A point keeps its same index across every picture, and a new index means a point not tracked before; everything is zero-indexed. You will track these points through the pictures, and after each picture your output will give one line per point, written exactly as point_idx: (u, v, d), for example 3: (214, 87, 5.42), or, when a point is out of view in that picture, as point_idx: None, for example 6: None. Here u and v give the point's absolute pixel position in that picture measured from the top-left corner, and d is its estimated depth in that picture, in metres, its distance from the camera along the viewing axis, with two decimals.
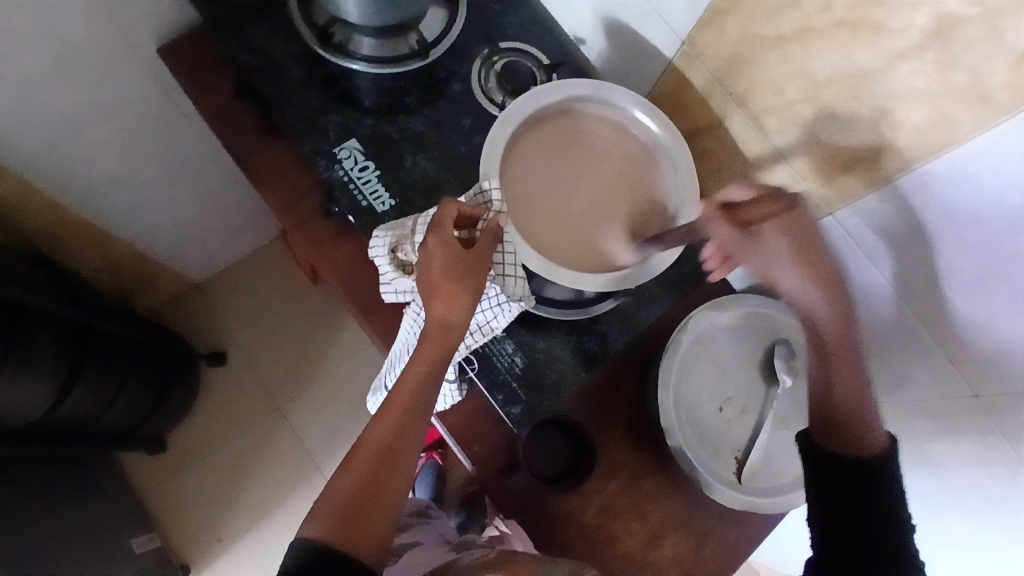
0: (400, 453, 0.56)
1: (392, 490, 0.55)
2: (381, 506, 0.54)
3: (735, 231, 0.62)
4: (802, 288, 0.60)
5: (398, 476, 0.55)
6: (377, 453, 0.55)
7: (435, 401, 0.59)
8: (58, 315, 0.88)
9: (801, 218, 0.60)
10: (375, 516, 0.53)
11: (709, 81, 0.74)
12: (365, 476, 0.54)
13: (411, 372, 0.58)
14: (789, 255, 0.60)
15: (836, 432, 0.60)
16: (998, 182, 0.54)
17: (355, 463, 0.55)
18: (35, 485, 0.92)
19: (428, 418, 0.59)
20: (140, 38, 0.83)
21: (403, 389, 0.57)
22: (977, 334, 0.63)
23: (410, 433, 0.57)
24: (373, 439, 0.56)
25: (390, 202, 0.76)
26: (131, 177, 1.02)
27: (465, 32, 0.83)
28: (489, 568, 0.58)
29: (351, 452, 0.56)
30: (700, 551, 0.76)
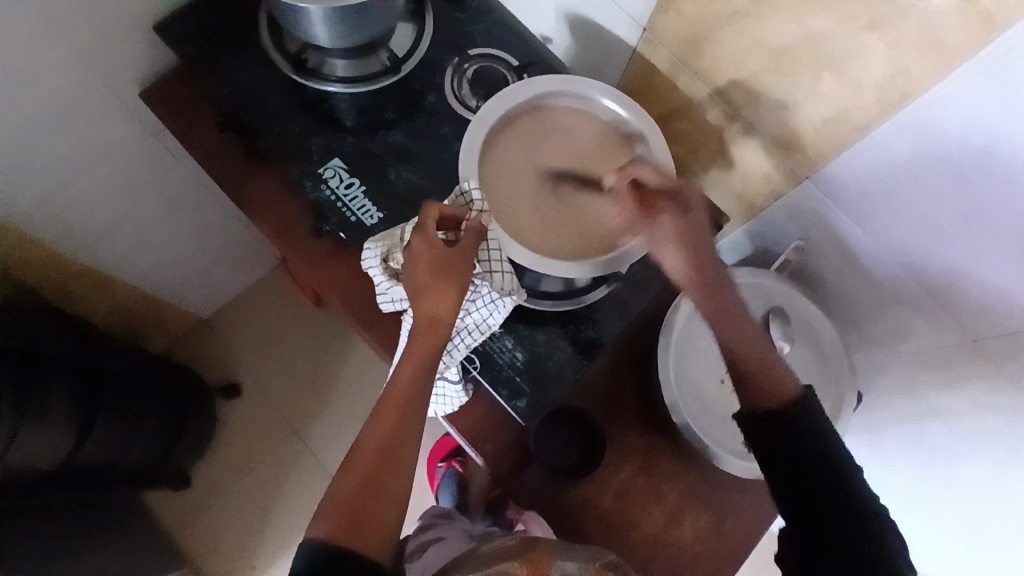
0: (400, 449, 0.57)
1: (395, 486, 0.56)
2: (385, 502, 0.55)
3: (636, 210, 0.63)
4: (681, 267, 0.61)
5: (398, 474, 0.56)
6: (378, 451, 0.56)
7: (429, 400, 0.61)
8: (70, 360, 0.91)
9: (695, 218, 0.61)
10: (379, 513, 0.54)
11: (674, 63, 0.75)
12: (367, 475, 0.55)
13: (406, 370, 0.60)
14: (676, 244, 0.61)
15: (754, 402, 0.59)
16: (962, 124, 0.55)
17: (356, 463, 0.56)
18: (62, 531, 0.94)
19: (424, 416, 0.60)
20: (121, 85, 0.86)
21: (398, 389, 0.60)
22: (965, 279, 0.64)
23: (410, 429, 0.59)
24: (371, 440, 0.57)
25: (378, 216, 0.79)
26: (127, 222, 1.04)
27: (434, 43, 0.85)
28: (508, 556, 0.58)
29: (351, 453, 0.57)
30: (722, 525, 0.77)
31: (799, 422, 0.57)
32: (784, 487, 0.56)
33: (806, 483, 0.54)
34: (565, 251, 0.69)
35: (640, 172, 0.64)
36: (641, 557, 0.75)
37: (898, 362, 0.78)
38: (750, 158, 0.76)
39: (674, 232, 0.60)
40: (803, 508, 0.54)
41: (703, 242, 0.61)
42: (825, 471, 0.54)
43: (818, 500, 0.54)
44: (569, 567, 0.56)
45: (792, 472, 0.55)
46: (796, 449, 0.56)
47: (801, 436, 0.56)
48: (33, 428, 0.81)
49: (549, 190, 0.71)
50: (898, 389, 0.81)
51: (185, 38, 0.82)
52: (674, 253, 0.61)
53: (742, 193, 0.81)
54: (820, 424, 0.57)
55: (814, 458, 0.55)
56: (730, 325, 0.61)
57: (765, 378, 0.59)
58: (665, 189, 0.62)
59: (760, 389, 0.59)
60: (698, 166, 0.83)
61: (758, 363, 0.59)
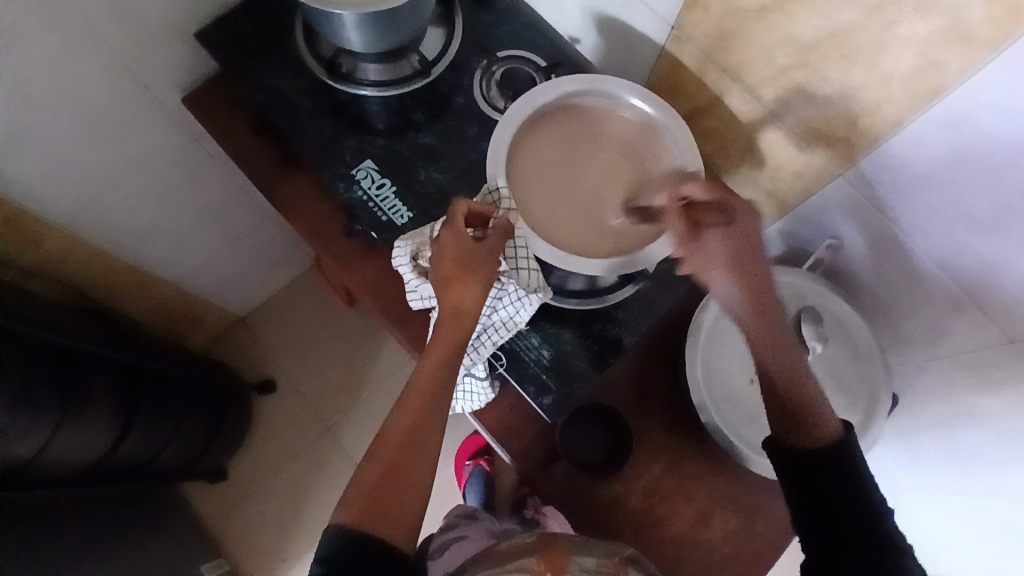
0: (423, 438, 0.59)
1: (418, 474, 0.58)
2: (407, 489, 0.57)
3: (684, 229, 0.62)
4: (728, 291, 0.60)
5: (421, 460, 0.59)
6: (402, 439, 0.59)
7: (451, 391, 0.63)
8: (110, 359, 0.94)
9: (742, 232, 0.60)
10: (402, 500, 0.56)
11: (702, 61, 0.75)
12: (391, 462, 0.57)
13: (430, 360, 0.63)
14: (726, 263, 0.59)
15: (792, 425, 0.60)
16: (992, 116, 0.55)
17: (381, 451, 0.58)
18: (98, 526, 0.97)
19: (447, 405, 0.62)
20: (163, 90, 0.90)
21: (421, 378, 0.62)
22: (1003, 274, 0.63)
23: (432, 419, 0.61)
24: (396, 428, 0.59)
25: (408, 215, 0.80)
26: (168, 223, 1.09)
27: (463, 45, 0.86)
28: (526, 552, 0.59)
29: (376, 441, 0.59)
30: (751, 527, 0.76)
31: (841, 463, 0.57)
32: (814, 516, 0.56)
33: (841, 515, 0.55)
34: (591, 248, 0.69)
35: (689, 190, 0.63)
36: (669, 556, 0.75)
37: (936, 363, 0.76)
38: (780, 155, 0.75)
39: (728, 250, 0.59)
40: (833, 538, 0.54)
41: (752, 268, 0.59)
42: (860, 507, 0.55)
43: (836, 500, 0.56)
44: (586, 564, 0.57)
45: (827, 505, 0.56)
46: (833, 484, 0.57)
47: (842, 475, 0.57)
48: (75, 423, 0.85)
49: (584, 188, 0.72)
50: (936, 391, 0.79)
51: (224, 45, 0.85)
52: (723, 272, 0.59)
53: (772, 190, 0.80)
54: (862, 466, 0.58)
55: (850, 495, 0.56)
56: (777, 353, 0.60)
57: (808, 411, 0.59)
58: (712, 206, 0.61)
59: (804, 422, 0.59)
60: (727, 164, 0.83)
61: (802, 393, 0.59)
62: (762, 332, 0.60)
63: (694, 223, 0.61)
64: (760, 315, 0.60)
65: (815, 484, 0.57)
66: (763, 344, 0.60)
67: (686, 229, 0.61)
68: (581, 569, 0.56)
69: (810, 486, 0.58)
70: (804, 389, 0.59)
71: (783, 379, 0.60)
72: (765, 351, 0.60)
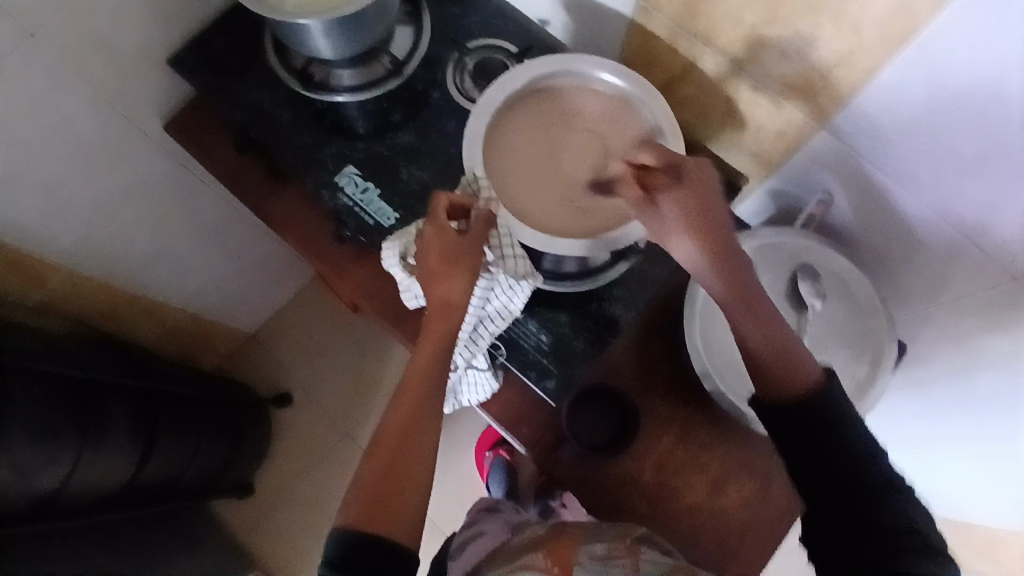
0: (418, 435, 0.62)
1: (416, 469, 0.61)
2: (406, 485, 0.59)
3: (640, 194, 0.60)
4: (689, 254, 0.59)
5: (417, 453, 0.61)
6: (398, 437, 0.61)
7: (445, 383, 0.65)
8: (125, 386, 0.96)
9: (694, 188, 0.58)
10: (403, 495, 0.59)
11: (671, 29, 0.73)
12: (389, 460, 0.60)
13: (421, 356, 0.64)
14: (682, 226, 0.58)
15: (769, 383, 0.60)
16: (971, 54, 0.54)
17: (379, 449, 0.61)
18: (129, 552, 0.99)
19: (441, 398, 0.64)
20: (144, 119, 0.90)
21: (414, 373, 0.63)
22: (1001, 212, 0.62)
23: (426, 416, 0.63)
24: (391, 425, 0.62)
25: (395, 216, 0.81)
26: (168, 250, 1.10)
27: (432, 40, 0.86)
28: (535, 545, 0.60)
29: (375, 439, 0.62)
30: (767, 491, 0.76)
31: (819, 412, 0.58)
32: (807, 476, 0.58)
33: (830, 475, 0.57)
34: (576, 228, 0.69)
35: (642, 157, 0.63)
36: (686, 528, 0.75)
37: (940, 306, 0.76)
38: (760, 114, 0.74)
39: (684, 208, 0.58)
40: (828, 500, 0.57)
41: (711, 224, 0.58)
42: (849, 462, 0.57)
43: (818, 448, 0.58)
44: (596, 551, 0.57)
45: (814, 463, 0.58)
46: (816, 437, 0.58)
47: (824, 428, 0.58)
48: (95, 452, 0.87)
49: (562, 172, 0.71)
50: (942, 332, 0.78)
51: (197, 67, 0.85)
52: (682, 232, 0.58)
53: (757, 150, 0.79)
54: (843, 414, 0.59)
55: (832, 442, 0.57)
56: (750, 315, 0.60)
57: (784, 365, 0.59)
58: (663, 166, 0.61)
59: (785, 377, 0.60)
60: (710, 129, 0.81)
61: (778, 347, 0.60)
62: (730, 296, 0.59)
63: (649, 186, 0.60)
64: (725, 275, 0.59)
65: (799, 441, 0.59)
66: (733, 304, 0.60)
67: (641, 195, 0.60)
68: (591, 557, 0.57)
69: (795, 439, 0.59)
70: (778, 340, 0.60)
71: (760, 338, 0.60)
72: (737, 315, 0.60)
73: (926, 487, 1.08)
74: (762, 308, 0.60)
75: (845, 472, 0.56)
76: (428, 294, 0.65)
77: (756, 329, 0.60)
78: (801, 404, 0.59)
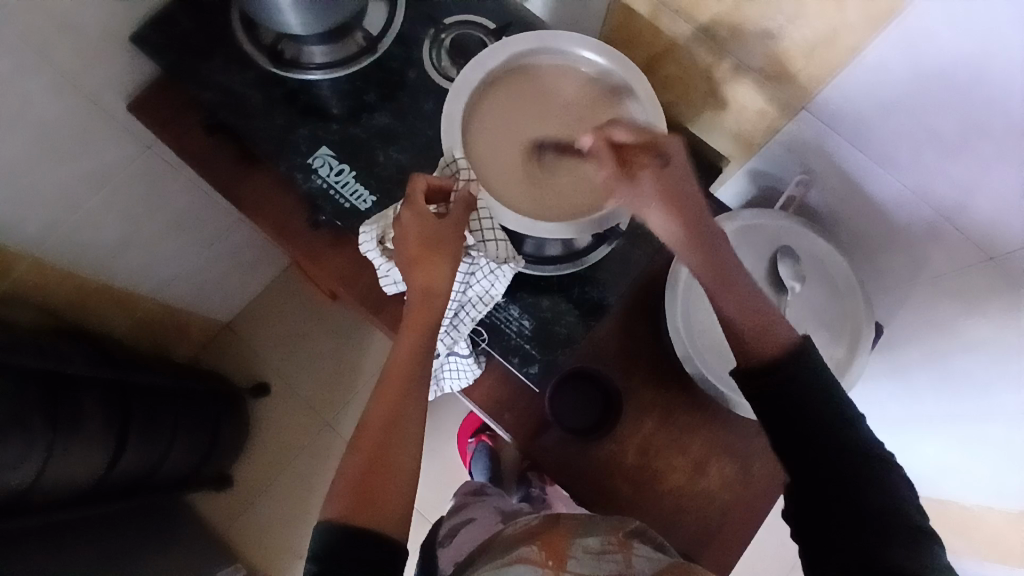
0: (404, 423, 0.61)
1: (403, 457, 0.60)
2: (393, 475, 0.58)
3: (615, 171, 0.60)
4: (664, 225, 0.60)
5: (403, 444, 0.60)
6: (383, 427, 0.60)
7: (430, 371, 0.64)
8: (97, 380, 0.93)
9: (671, 168, 0.59)
10: (390, 485, 0.58)
11: (653, 6, 0.72)
12: (374, 451, 0.59)
13: (404, 343, 0.63)
14: (658, 201, 0.58)
15: (745, 349, 0.61)
16: (951, 29, 0.53)
17: (363, 440, 0.60)
18: (105, 548, 0.98)
19: (427, 385, 0.63)
20: (108, 102, 0.87)
21: (398, 361, 0.62)
22: (975, 191, 0.63)
23: (411, 404, 0.61)
24: (377, 415, 0.60)
25: (372, 199, 0.79)
26: (136, 238, 1.07)
27: (407, 17, 0.83)
28: (528, 538, 0.60)
29: (359, 431, 0.60)
30: (750, 472, 0.76)
31: (803, 390, 0.58)
32: (795, 460, 0.58)
33: (816, 457, 0.56)
34: (554, 212, 0.67)
35: (616, 133, 0.62)
36: (669, 509, 0.75)
37: (918, 288, 0.77)
38: (742, 94, 0.73)
39: (660, 184, 0.58)
40: (815, 481, 0.56)
41: (686, 199, 0.59)
42: (844, 450, 0.56)
43: (806, 430, 0.57)
44: (589, 545, 0.57)
45: (806, 450, 0.57)
46: (807, 423, 0.57)
47: (805, 405, 0.58)
48: (67, 447, 0.84)
49: (542, 156, 0.69)
50: (922, 313, 0.79)
51: (160, 48, 0.81)
52: (658, 210, 0.59)
53: (738, 131, 0.78)
54: (829, 392, 0.58)
55: (817, 423, 0.57)
56: (730, 295, 0.60)
57: (764, 338, 0.60)
58: (642, 144, 0.60)
59: (759, 343, 0.60)
60: (692, 109, 0.80)
61: (757, 322, 0.60)
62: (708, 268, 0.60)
63: (627, 163, 0.60)
64: (703, 248, 0.60)
65: (789, 426, 0.58)
66: (710, 277, 0.60)
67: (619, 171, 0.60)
68: (585, 551, 0.56)
69: (780, 420, 0.58)
70: (758, 312, 0.60)
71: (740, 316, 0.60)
72: (714, 287, 0.61)
73: (901, 462, 1.11)
74: (740, 283, 0.61)
75: (837, 460, 0.56)
76: (409, 281, 0.63)
77: (732, 301, 0.60)
78: (793, 391, 0.58)
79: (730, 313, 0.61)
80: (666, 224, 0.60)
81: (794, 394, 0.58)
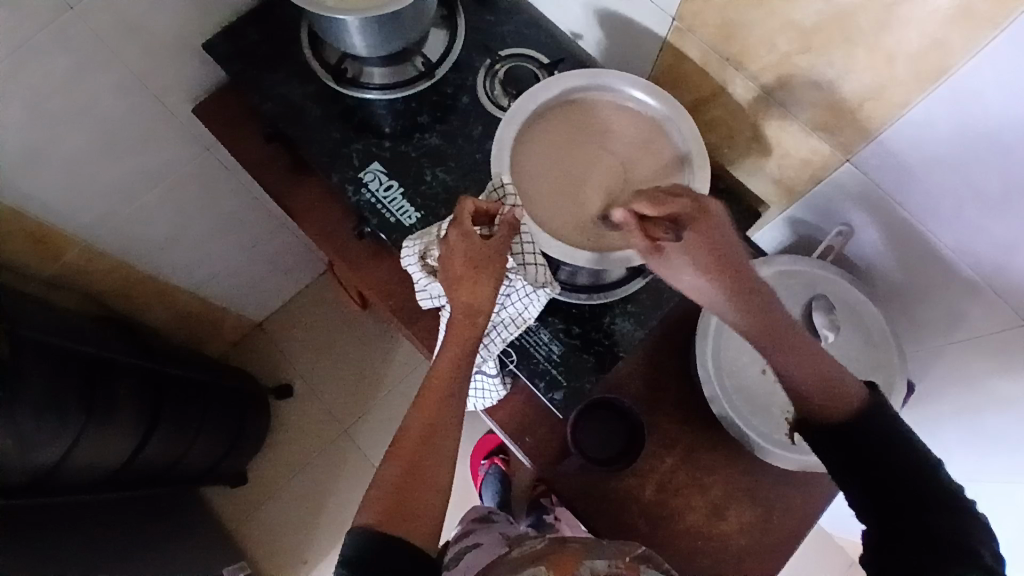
0: (440, 438, 0.63)
1: (437, 471, 0.61)
2: (426, 488, 0.60)
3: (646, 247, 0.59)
4: (707, 291, 0.57)
5: (437, 459, 0.62)
6: (420, 440, 0.62)
7: (467, 389, 0.65)
8: (133, 365, 0.96)
9: (710, 232, 0.57)
10: (422, 499, 0.59)
11: (705, 52, 0.74)
12: (410, 463, 0.61)
13: (445, 357, 0.64)
14: (696, 268, 0.56)
15: (823, 410, 0.60)
16: (1001, 94, 0.55)
17: (400, 451, 0.61)
18: (124, 530, 1.00)
19: (463, 402, 0.65)
20: (174, 102, 0.91)
21: (437, 377, 0.64)
22: (1015, 257, 0.64)
23: (448, 419, 0.63)
24: (414, 428, 0.62)
25: (416, 215, 0.81)
26: (184, 233, 1.11)
27: (465, 45, 0.86)
28: (537, 558, 0.59)
29: (396, 441, 0.62)
30: (767, 518, 0.76)
31: (870, 422, 0.60)
32: (865, 483, 0.59)
33: (890, 481, 0.58)
34: (597, 241, 0.70)
35: (641, 206, 0.60)
36: (684, 550, 0.74)
37: (951, 346, 0.77)
38: (787, 142, 0.74)
39: (700, 254, 0.56)
40: (888, 504, 0.57)
41: (735, 265, 0.57)
42: (924, 487, 0.57)
43: (874, 459, 0.59)
44: (598, 566, 0.56)
45: (885, 488, 0.58)
46: (875, 455, 0.59)
47: (870, 435, 0.59)
48: (100, 425, 0.87)
49: (596, 185, 0.72)
50: (955, 370, 0.79)
51: (231, 55, 0.86)
52: (699, 278, 0.56)
53: (779, 179, 0.79)
54: (893, 424, 0.60)
55: (886, 452, 0.58)
56: (788, 355, 0.58)
57: (829, 397, 0.59)
58: (665, 217, 0.59)
59: (829, 401, 0.60)
60: (734, 154, 0.82)
61: (820, 380, 0.59)
62: (760, 330, 0.57)
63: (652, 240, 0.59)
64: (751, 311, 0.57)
65: (858, 457, 0.59)
66: (764, 340, 0.58)
67: (648, 246, 0.58)
68: (592, 572, 0.55)
69: (846, 449, 0.60)
70: (817, 372, 0.59)
71: (804, 375, 0.59)
72: (773, 353, 0.58)
73: None
74: (801, 342, 0.59)
75: (908, 481, 0.57)
76: (451, 298, 0.65)
77: (795, 361, 0.58)
78: (866, 432, 0.59)
79: (791, 369, 0.59)
80: (711, 292, 0.57)
81: (860, 424, 0.60)
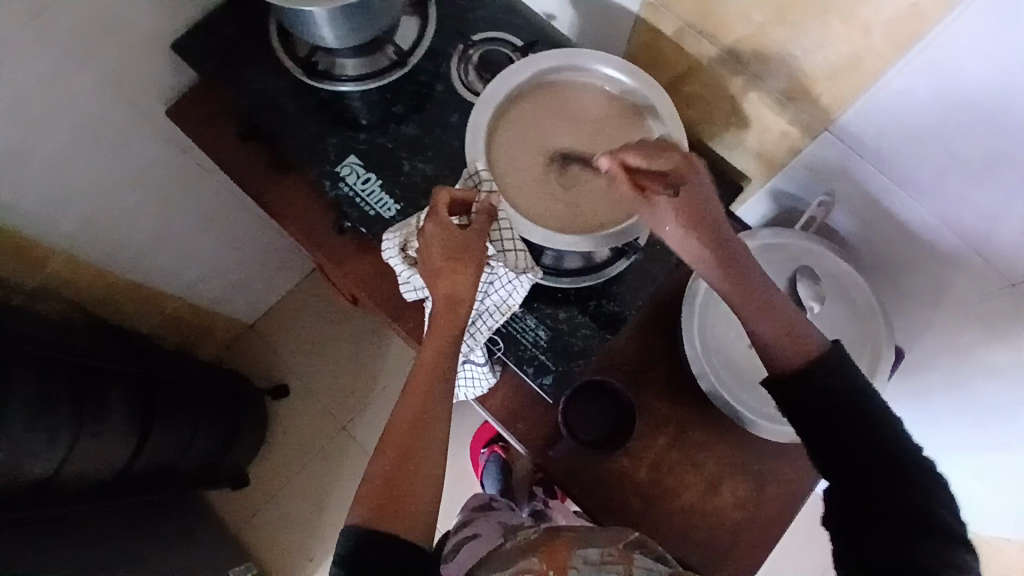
0: (427, 430, 0.62)
1: (427, 463, 0.61)
2: (417, 480, 0.60)
3: (635, 198, 0.56)
4: (683, 241, 0.57)
5: (425, 451, 0.61)
6: (408, 433, 0.61)
7: (453, 379, 0.65)
8: (124, 373, 0.96)
9: (694, 187, 0.57)
10: (412, 492, 0.59)
11: (679, 27, 0.73)
12: (399, 456, 0.60)
13: (429, 350, 0.64)
14: (676, 219, 0.56)
15: (782, 357, 0.61)
16: (978, 56, 0.54)
17: (389, 444, 0.61)
18: (127, 537, 1.00)
19: (450, 392, 0.64)
20: (147, 105, 0.90)
21: (422, 369, 0.64)
22: (1000, 219, 0.63)
23: (435, 410, 0.63)
24: (401, 421, 0.62)
25: (396, 207, 0.81)
26: (168, 237, 1.10)
27: (437, 33, 0.85)
28: (527, 551, 0.59)
29: (383, 435, 0.62)
30: (762, 492, 0.76)
31: (843, 393, 0.59)
32: (835, 457, 0.58)
33: (861, 455, 0.57)
34: (576, 223, 0.69)
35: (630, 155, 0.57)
36: (680, 528, 0.75)
37: (938, 312, 0.77)
38: (766, 114, 0.73)
39: (682, 205, 0.56)
40: (858, 479, 0.57)
41: (711, 220, 0.57)
42: (895, 464, 0.57)
43: (846, 431, 0.58)
44: (589, 556, 0.56)
45: (856, 463, 0.57)
46: (847, 427, 0.58)
47: (843, 407, 0.58)
48: (93, 436, 0.87)
49: (574, 166, 0.71)
50: (944, 335, 0.79)
51: (201, 55, 0.84)
52: (677, 228, 0.57)
53: (760, 152, 0.78)
54: (865, 394, 0.59)
55: (857, 424, 0.58)
56: (754, 307, 0.60)
57: (793, 349, 0.60)
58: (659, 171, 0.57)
59: (791, 351, 0.60)
60: (714, 128, 0.81)
61: (788, 330, 0.60)
62: (730, 280, 0.59)
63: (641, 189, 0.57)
64: (727, 262, 0.59)
65: (830, 429, 0.58)
66: (735, 291, 0.59)
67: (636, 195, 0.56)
68: (585, 563, 0.55)
69: (819, 420, 0.59)
70: (784, 321, 0.60)
71: (769, 328, 0.60)
72: (741, 302, 0.60)
73: None
74: (763, 292, 0.60)
75: (877, 457, 0.57)
76: (432, 290, 0.64)
77: (756, 312, 0.60)
78: (841, 407, 0.58)
79: (752, 322, 0.60)
80: (684, 240, 0.57)
81: (835, 395, 0.59)
